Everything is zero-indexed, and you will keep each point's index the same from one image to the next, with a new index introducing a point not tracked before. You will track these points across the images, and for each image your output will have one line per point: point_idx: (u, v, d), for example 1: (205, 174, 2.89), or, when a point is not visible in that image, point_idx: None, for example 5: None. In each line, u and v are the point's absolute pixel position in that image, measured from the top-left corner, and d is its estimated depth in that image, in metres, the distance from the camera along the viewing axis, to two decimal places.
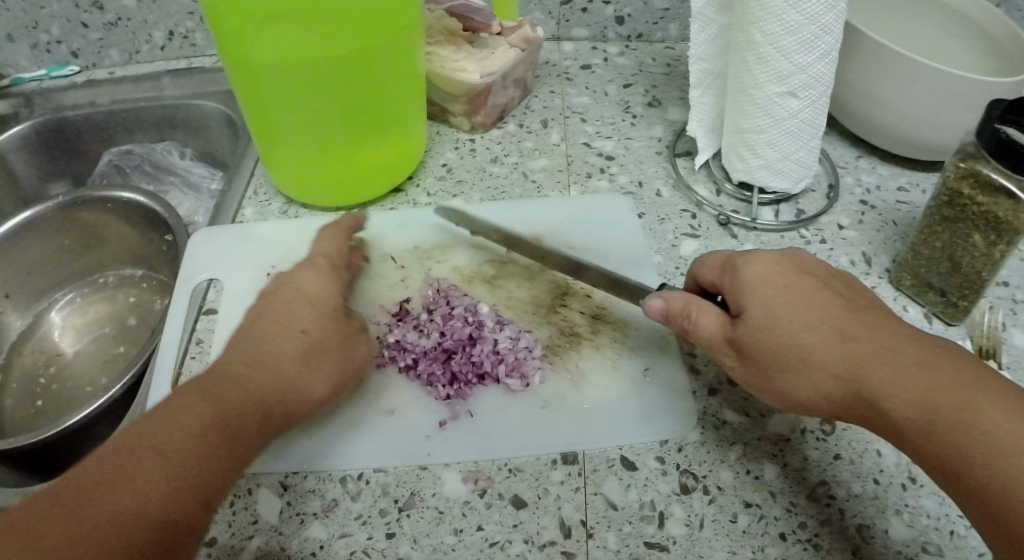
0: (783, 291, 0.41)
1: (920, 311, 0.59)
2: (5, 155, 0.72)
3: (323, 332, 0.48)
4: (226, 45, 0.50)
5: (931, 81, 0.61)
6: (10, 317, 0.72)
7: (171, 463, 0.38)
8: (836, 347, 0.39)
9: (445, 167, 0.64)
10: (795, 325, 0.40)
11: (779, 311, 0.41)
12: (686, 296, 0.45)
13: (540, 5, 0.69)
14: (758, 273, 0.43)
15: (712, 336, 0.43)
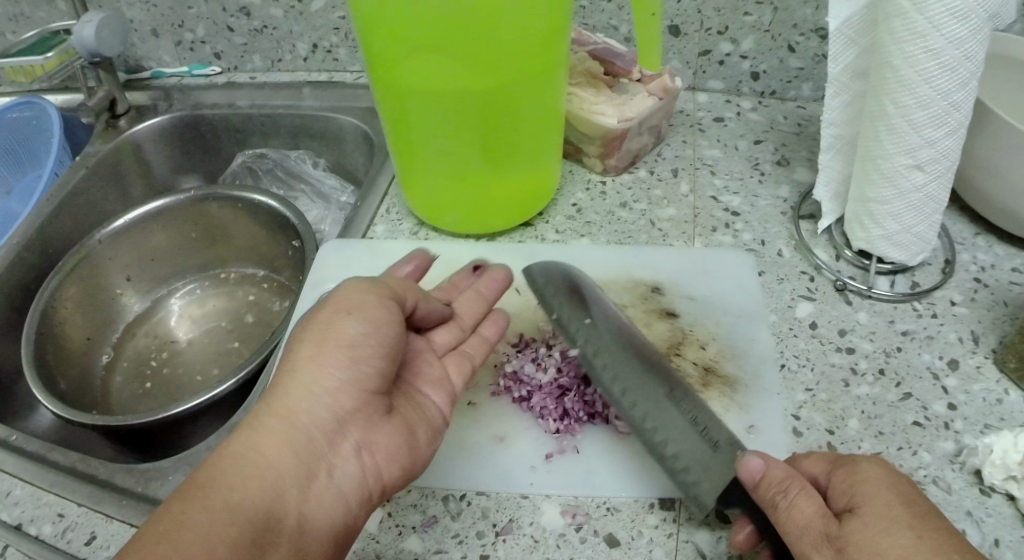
0: (900, 511, 0.38)
1: (1022, 396, 0.57)
2: (141, 144, 0.77)
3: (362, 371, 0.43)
4: (378, 66, 0.54)
5: None
6: (130, 300, 0.76)
7: (218, 509, 0.37)
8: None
9: (575, 207, 0.65)
10: (900, 543, 0.36)
11: (892, 530, 0.37)
12: (789, 470, 0.41)
13: (679, 55, 0.71)
14: (876, 478, 0.40)
15: (799, 520, 0.39)
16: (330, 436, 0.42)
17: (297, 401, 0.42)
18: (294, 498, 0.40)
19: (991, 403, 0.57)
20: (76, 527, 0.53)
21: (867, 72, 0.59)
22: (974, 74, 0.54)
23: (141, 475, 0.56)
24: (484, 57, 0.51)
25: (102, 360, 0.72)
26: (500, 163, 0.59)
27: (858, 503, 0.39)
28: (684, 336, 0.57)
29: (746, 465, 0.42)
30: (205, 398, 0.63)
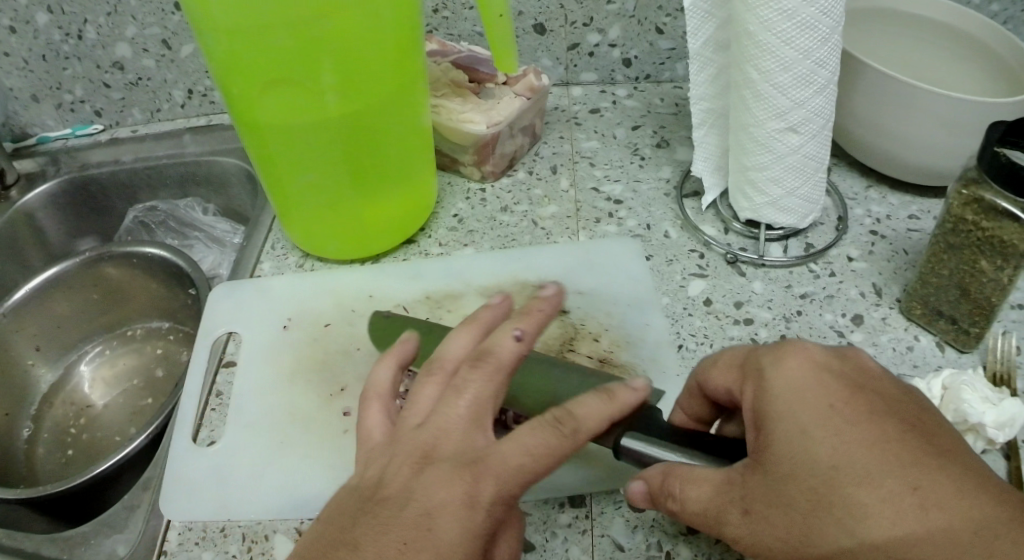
0: (814, 406, 0.33)
1: (932, 340, 0.59)
2: (34, 212, 0.76)
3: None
4: (234, 103, 0.52)
5: (933, 109, 0.61)
6: (42, 370, 0.74)
7: None
8: (883, 474, 0.31)
9: (456, 218, 0.65)
10: (829, 447, 0.32)
11: (798, 443, 0.33)
12: (665, 468, 0.38)
13: (548, 52, 0.71)
14: (782, 383, 0.35)
15: (702, 485, 0.36)
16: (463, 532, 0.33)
17: (429, 510, 0.34)
18: None
19: (903, 351, 0.58)
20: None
21: (727, 44, 0.59)
22: (833, 29, 0.54)
23: (66, 544, 0.55)
24: (342, 78, 0.51)
25: (23, 433, 0.70)
26: (373, 183, 0.58)
27: (765, 416, 0.35)
28: (576, 331, 0.56)
29: (635, 495, 0.39)
30: (119, 456, 0.63)
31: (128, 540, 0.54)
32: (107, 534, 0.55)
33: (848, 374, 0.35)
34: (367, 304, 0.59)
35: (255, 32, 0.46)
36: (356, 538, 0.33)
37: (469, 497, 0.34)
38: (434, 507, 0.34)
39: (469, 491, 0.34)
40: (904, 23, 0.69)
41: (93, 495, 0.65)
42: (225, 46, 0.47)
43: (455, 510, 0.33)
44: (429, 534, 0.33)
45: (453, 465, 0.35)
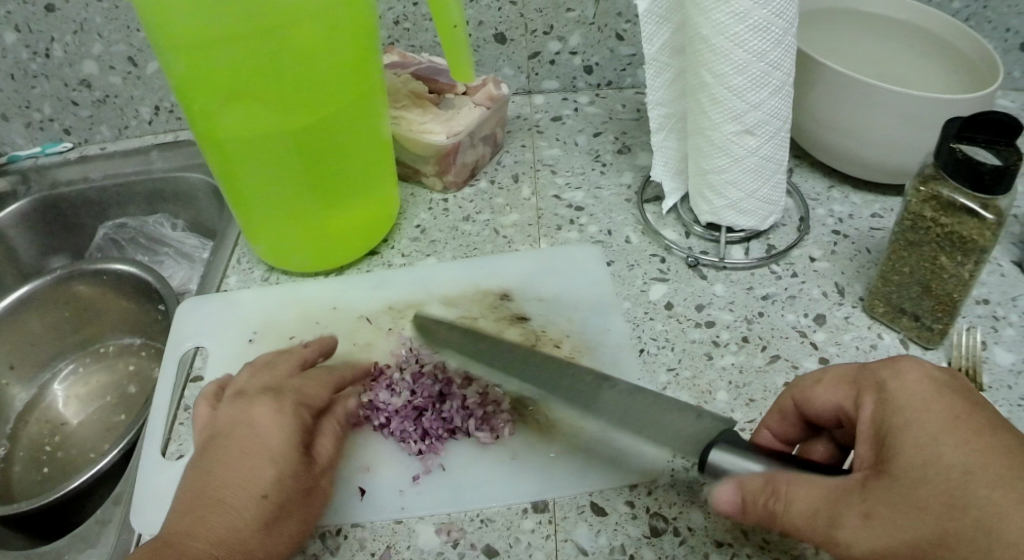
0: (942, 415, 0.33)
1: (896, 337, 0.60)
2: (6, 231, 0.76)
3: (287, 494, 0.44)
4: (195, 117, 0.52)
5: (894, 104, 0.62)
6: (16, 388, 0.75)
7: (228, 524, 0.42)
8: (1012, 497, 0.30)
9: (420, 228, 0.65)
10: (952, 453, 0.32)
11: (920, 449, 0.32)
12: (767, 472, 0.36)
13: (509, 61, 0.72)
14: (906, 403, 0.35)
15: (814, 485, 0.34)
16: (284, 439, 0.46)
17: (252, 428, 0.46)
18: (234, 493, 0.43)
19: (867, 348, 0.58)
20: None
21: (683, 49, 0.60)
22: (785, 31, 0.55)
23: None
24: (302, 90, 0.51)
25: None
26: (333, 196, 0.59)
27: (890, 427, 0.34)
28: (537, 338, 0.57)
29: (721, 496, 0.37)
30: (90, 472, 0.63)
31: (101, 553, 0.56)
32: (81, 549, 0.57)
33: (969, 401, 0.35)
34: (329, 316, 0.59)
35: (212, 45, 0.46)
36: (213, 462, 0.44)
37: (276, 401, 0.48)
38: (252, 418, 0.46)
39: (280, 409, 0.47)
40: (862, 23, 0.70)
41: (67, 511, 0.65)
42: (181, 62, 0.47)
43: (268, 412, 0.47)
44: (259, 441, 0.45)
45: (269, 399, 0.48)
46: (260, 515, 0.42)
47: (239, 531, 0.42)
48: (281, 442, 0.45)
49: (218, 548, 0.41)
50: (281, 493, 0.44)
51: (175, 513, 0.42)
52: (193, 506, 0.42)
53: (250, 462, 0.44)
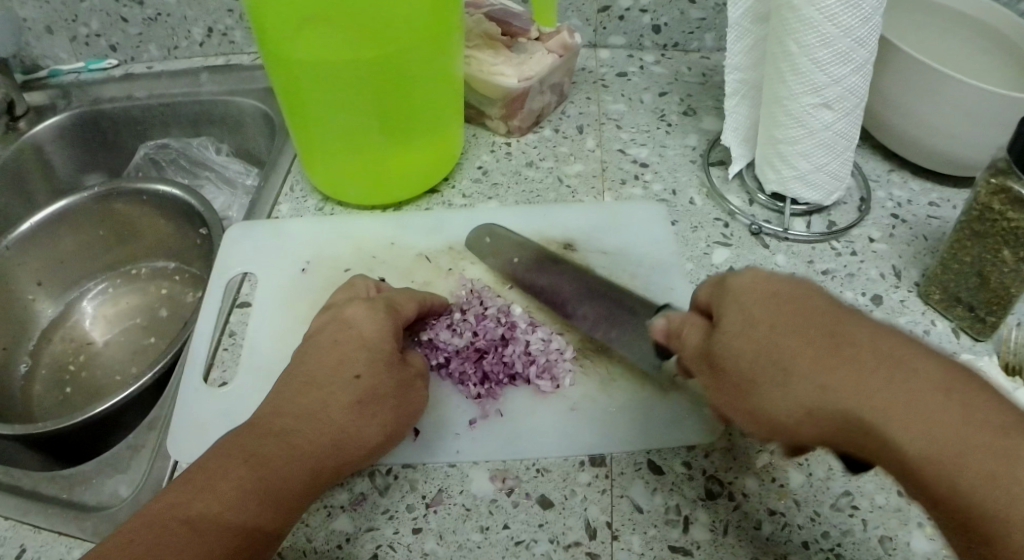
0: (768, 297, 0.37)
1: (947, 326, 0.57)
2: (42, 146, 0.74)
3: (379, 378, 0.46)
4: (266, 39, 0.51)
5: (962, 100, 0.59)
6: (43, 305, 0.73)
7: (316, 409, 0.44)
8: (880, 393, 0.32)
9: (481, 169, 0.64)
10: (778, 316, 0.36)
11: (750, 320, 0.37)
12: (685, 314, 0.43)
13: (578, 12, 0.71)
14: (756, 328, 0.36)
15: (698, 330, 0.41)
16: (376, 334, 0.48)
17: (343, 325, 0.48)
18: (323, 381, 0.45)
19: (920, 334, 0.57)
20: (4, 542, 0.48)
21: (767, 15, 0.57)
22: (876, 9, 0.52)
23: (66, 482, 0.52)
24: (376, 26, 0.49)
25: (20, 369, 0.69)
26: (410, 134, 0.58)
27: (722, 306, 0.39)
28: (601, 292, 0.56)
29: (658, 328, 0.45)
30: (124, 394, 0.61)
31: (131, 481, 0.52)
32: (109, 474, 0.53)
33: (797, 302, 0.37)
34: (387, 252, 0.58)
35: None
36: (307, 354, 0.48)
37: (366, 302, 0.50)
38: (344, 316, 0.49)
39: (369, 307, 0.49)
40: (931, 11, 0.65)
41: (89, 437, 0.63)
42: None
43: (362, 310, 0.49)
44: (350, 334, 0.48)
45: (359, 300, 0.50)
46: (350, 395, 0.45)
47: (330, 409, 0.44)
48: (373, 336, 0.47)
49: (309, 422, 0.43)
50: (373, 381, 0.45)
51: (276, 398, 0.45)
52: (290, 390, 0.45)
53: (341, 352, 0.47)
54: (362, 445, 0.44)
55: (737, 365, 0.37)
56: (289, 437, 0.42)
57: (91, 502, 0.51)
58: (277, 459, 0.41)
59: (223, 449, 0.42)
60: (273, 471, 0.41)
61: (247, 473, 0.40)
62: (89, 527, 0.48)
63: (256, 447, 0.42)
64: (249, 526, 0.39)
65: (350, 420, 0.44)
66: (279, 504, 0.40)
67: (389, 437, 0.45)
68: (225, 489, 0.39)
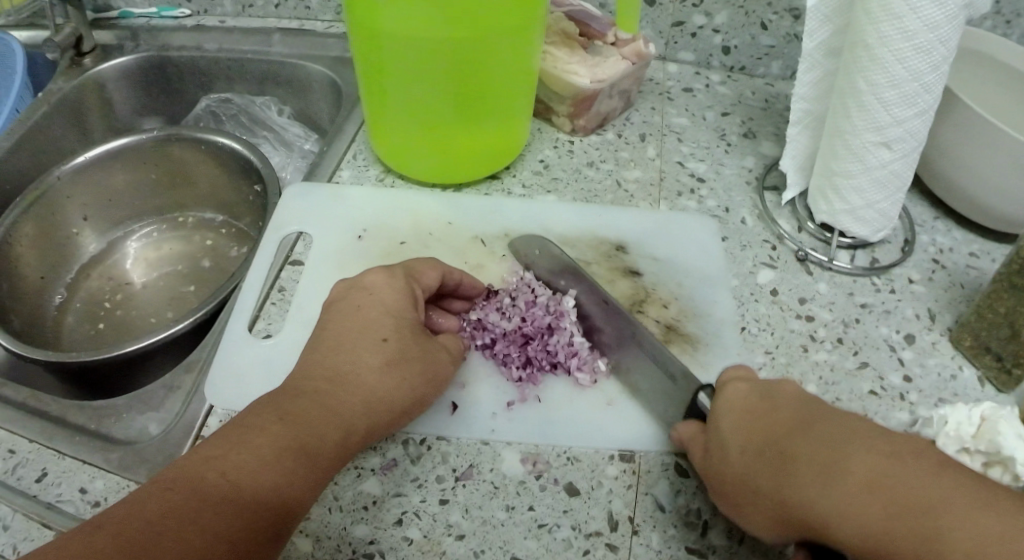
0: (759, 428, 0.41)
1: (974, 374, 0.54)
2: (105, 84, 0.75)
3: (406, 342, 0.46)
4: (354, 8, 0.52)
5: (1016, 157, 0.58)
6: (86, 240, 0.74)
7: (344, 369, 0.45)
8: (851, 490, 0.35)
9: (542, 163, 0.66)
10: (752, 427, 0.41)
11: (727, 443, 0.42)
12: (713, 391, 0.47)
13: (651, 23, 0.73)
14: (738, 455, 0.41)
15: (729, 417, 0.43)
16: (399, 302, 0.48)
17: (366, 292, 0.49)
18: (350, 344, 0.46)
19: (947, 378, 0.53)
20: (26, 464, 0.48)
21: (840, 49, 0.58)
22: (947, 57, 0.52)
23: (94, 414, 0.52)
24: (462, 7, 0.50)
25: (55, 299, 0.70)
26: (472, 115, 0.58)
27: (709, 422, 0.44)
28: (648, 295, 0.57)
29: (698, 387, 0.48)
30: (161, 336, 0.61)
31: (161, 420, 0.52)
32: (139, 411, 0.53)
33: (767, 406, 0.42)
34: (443, 230, 0.60)
35: None
36: (332, 318, 0.48)
37: (388, 271, 0.50)
38: (367, 283, 0.49)
39: (392, 277, 0.50)
40: (989, 66, 0.67)
41: (119, 373, 0.63)
42: None
43: (380, 277, 0.49)
44: (375, 300, 0.48)
45: (384, 269, 0.51)
46: (379, 356, 0.45)
47: (360, 372, 0.44)
48: (396, 303, 0.48)
49: (339, 384, 0.44)
50: (398, 344, 0.46)
51: (305, 360, 0.46)
52: (319, 353, 0.46)
53: (366, 316, 0.47)
54: (393, 405, 0.45)
55: (721, 481, 0.41)
56: (322, 398, 0.43)
57: (120, 435, 0.51)
58: (311, 419, 0.42)
59: (257, 410, 0.42)
60: (303, 429, 0.41)
61: (278, 430, 0.41)
62: (115, 458, 0.48)
63: (287, 407, 0.42)
64: (281, 484, 0.39)
65: (378, 380, 0.44)
66: (314, 463, 0.41)
67: (417, 401, 0.46)
68: (259, 445, 0.40)
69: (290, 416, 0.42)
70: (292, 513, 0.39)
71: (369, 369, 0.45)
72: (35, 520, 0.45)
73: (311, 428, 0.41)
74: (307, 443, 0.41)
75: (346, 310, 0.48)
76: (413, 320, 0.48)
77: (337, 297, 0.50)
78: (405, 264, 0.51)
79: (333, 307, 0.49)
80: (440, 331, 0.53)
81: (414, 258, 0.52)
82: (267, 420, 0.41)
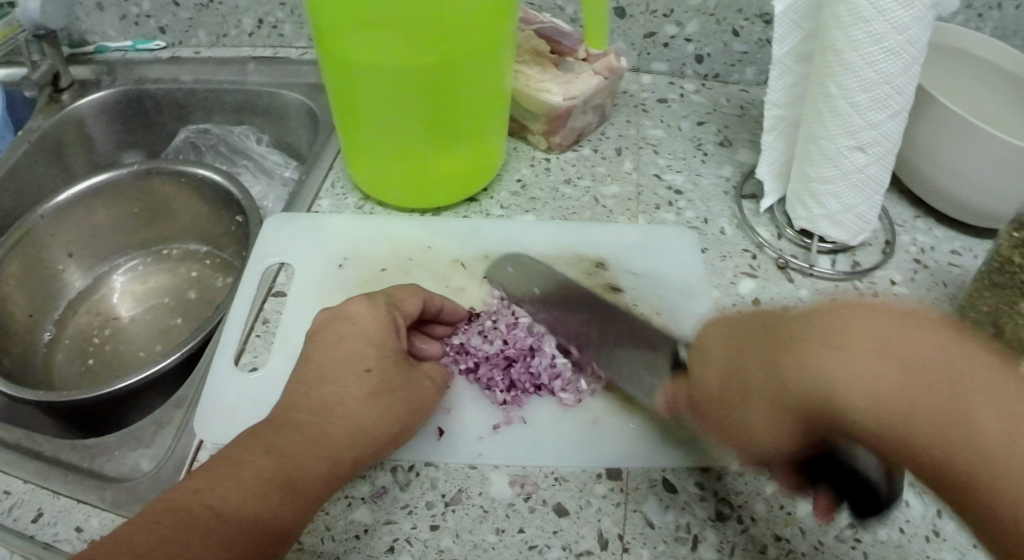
0: (745, 368, 0.38)
1: None
2: (84, 120, 0.75)
3: (389, 371, 0.46)
4: (324, 36, 0.52)
5: (992, 154, 0.58)
6: (72, 276, 0.74)
7: (330, 402, 0.44)
8: (870, 354, 0.31)
9: (519, 182, 0.67)
10: (729, 352, 0.39)
11: (711, 353, 0.41)
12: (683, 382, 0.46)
13: (624, 36, 0.73)
14: (715, 377, 0.40)
15: (713, 363, 0.40)
16: (381, 329, 0.48)
17: (349, 321, 0.49)
18: (335, 375, 0.46)
19: None
20: (23, 505, 0.48)
21: (811, 55, 0.58)
22: (916, 59, 0.52)
23: (85, 453, 0.52)
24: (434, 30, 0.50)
25: (44, 337, 0.70)
26: (449, 137, 0.58)
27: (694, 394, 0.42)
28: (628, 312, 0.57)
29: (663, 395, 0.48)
30: (149, 372, 0.61)
31: (152, 457, 0.52)
32: (131, 447, 0.53)
33: (738, 381, 0.38)
34: (424, 255, 0.60)
35: None
36: (314, 348, 0.48)
37: (369, 298, 0.50)
38: (349, 311, 0.49)
39: (374, 304, 0.50)
40: (961, 62, 0.67)
41: (110, 410, 0.64)
42: None
43: (362, 305, 0.49)
44: (358, 328, 0.48)
45: (365, 296, 0.51)
46: (362, 386, 0.45)
47: (344, 402, 0.44)
48: (378, 330, 0.48)
49: (324, 417, 0.44)
50: (383, 373, 0.46)
51: (290, 393, 0.46)
52: (303, 386, 0.46)
53: (349, 346, 0.47)
54: (378, 435, 0.44)
55: (706, 404, 0.41)
56: (306, 430, 0.43)
57: (110, 476, 0.51)
58: (296, 454, 0.42)
59: (242, 446, 0.43)
60: (289, 464, 0.41)
61: (263, 466, 0.41)
62: (109, 497, 0.48)
63: (272, 442, 0.42)
64: (264, 519, 0.39)
65: (363, 412, 0.44)
66: (298, 498, 0.41)
67: (403, 429, 0.46)
68: (244, 479, 0.40)
69: (274, 452, 0.42)
70: (275, 547, 0.39)
71: (354, 400, 0.44)
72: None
73: (297, 463, 0.42)
74: (293, 479, 0.41)
75: (329, 340, 0.48)
76: (397, 347, 0.48)
77: (321, 327, 0.50)
78: (383, 292, 0.51)
79: (314, 339, 0.49)
80: (424, 357, 0.53)
81: (393, 287, 0.52)
82: (252, 457, 0.42)
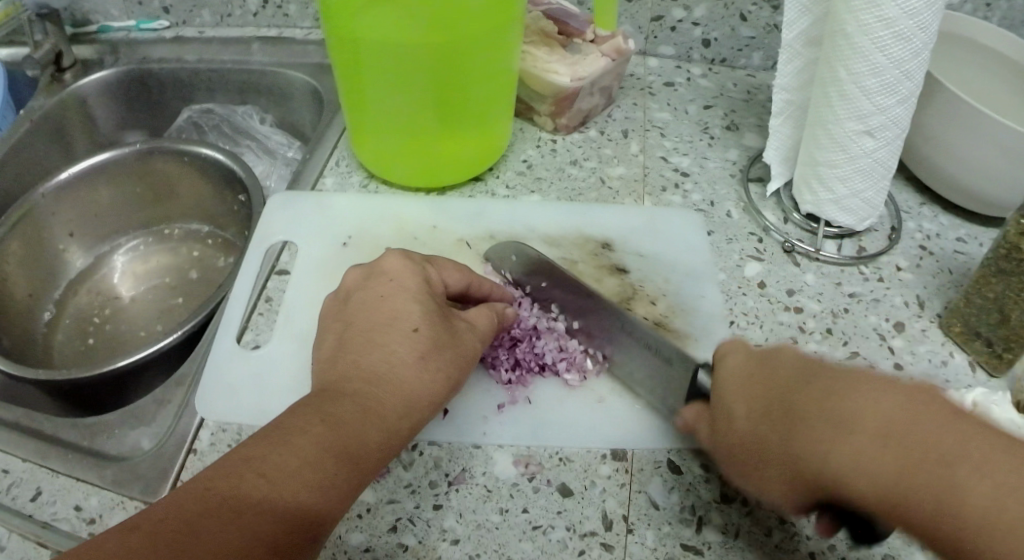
0: (757, 410, 0.38)
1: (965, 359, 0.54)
2: (86, 99, 0.75)
3: (436, 331, 0.46)
4: (332, 14, 0.51)
5: (999, 140, 0.58)
6: (73, 256, 0.74)
7: (379, 366, 0.44)
8: (840, 433, 0.33)
9: (525, 163, 0.67)
10: (756, 382, 0.40)
11: (734, 406, 0.40)
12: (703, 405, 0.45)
13: (631, 19, 0.73)
14: (748, 421, 0.39)
15: (740, 399, 0.40)
16: (422, 290, 0.48)
17: (389, 285, 0.48)
18: (381, 339, 0.45)
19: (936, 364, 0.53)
20: (21, 483, 0.48)
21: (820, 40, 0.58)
22: (927, 43, 0.52)
23: (86, 430, 0.52)
24: (443, 7, 0.49)
25: (44, 317, 0.70)
26: (456, 117, 0.58)
27: (716, 431, 0.41)
28: (634, 292, 0.57)
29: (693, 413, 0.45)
30: (151, 350, 0.61)
31: (154, 434, 0.52)
32: (132, 425, 0.52)
33: (761, 379, 0.39)
34: (429, 234, 0.60)
35: None
36: (354, 313, 0.47)
37: (407, 257, 0.50)
38: (388, 272, 0.49)
39: (414, 268, 0.49)
40: (969, 50, 0.67)
41: (110, 388, 0.63)
42: None
43: (399, 262, 0.50)
44: (397, 292, 0.47)
45: (404, 255, 0.50)
46: (412, 350, 0.44)
47: (396, 366, 0.44)
48: (421, 290, 0.48)
49: (376, 383, 0.43)
50: (432, 334, 0.45)
51: (333, 359, 0.45)
52: (345, 353, 0.45)
53: (394, 307, 0.46)
54: (430, 400, 0.44)
55: (732, 450, 0.40)
56: (360, 397, 0.42)
57: (112, 451, 0.51)
58: (351, 420, 0.40)
59: (294, 413, 0.41)
60: (347, 430, 0.40)
61: (320, 431, 0.39)
62: (109, 474, 0.47)
63: (324, 409, 0.41)
64: (318, 493, 0.37)
65: (416, 375, 0.44)
66: (357, 466, 0.39)
67: (450, 391, 0.45)
68: (300, 446, 0.38)
69: (328, 418, 0.40)
70: (325, 522, 0.37)
71: (406, 360, 0.44)
72: (32, 539, 0.45)
73: (354, 429, 0.40)
74: (354, 446, 0.40)
75: (372, 301, 0.47)
76: (441, 309, 0.48)
77: (359, 290, 0.49)
78: (419, 256, 0.51)
79: (352, 299, 0.49)
80: None
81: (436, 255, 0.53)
82: (305, 423, 0.40)
